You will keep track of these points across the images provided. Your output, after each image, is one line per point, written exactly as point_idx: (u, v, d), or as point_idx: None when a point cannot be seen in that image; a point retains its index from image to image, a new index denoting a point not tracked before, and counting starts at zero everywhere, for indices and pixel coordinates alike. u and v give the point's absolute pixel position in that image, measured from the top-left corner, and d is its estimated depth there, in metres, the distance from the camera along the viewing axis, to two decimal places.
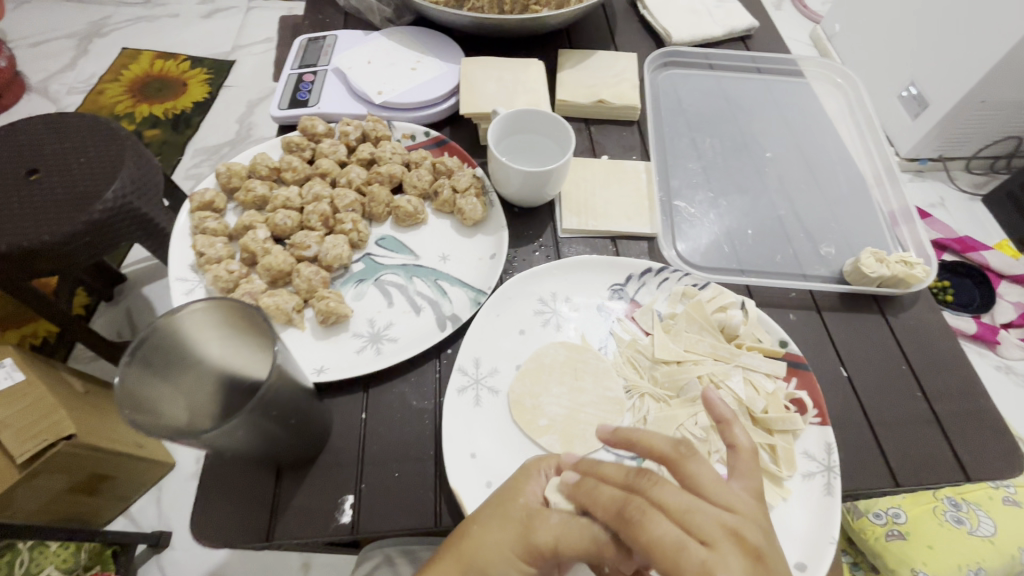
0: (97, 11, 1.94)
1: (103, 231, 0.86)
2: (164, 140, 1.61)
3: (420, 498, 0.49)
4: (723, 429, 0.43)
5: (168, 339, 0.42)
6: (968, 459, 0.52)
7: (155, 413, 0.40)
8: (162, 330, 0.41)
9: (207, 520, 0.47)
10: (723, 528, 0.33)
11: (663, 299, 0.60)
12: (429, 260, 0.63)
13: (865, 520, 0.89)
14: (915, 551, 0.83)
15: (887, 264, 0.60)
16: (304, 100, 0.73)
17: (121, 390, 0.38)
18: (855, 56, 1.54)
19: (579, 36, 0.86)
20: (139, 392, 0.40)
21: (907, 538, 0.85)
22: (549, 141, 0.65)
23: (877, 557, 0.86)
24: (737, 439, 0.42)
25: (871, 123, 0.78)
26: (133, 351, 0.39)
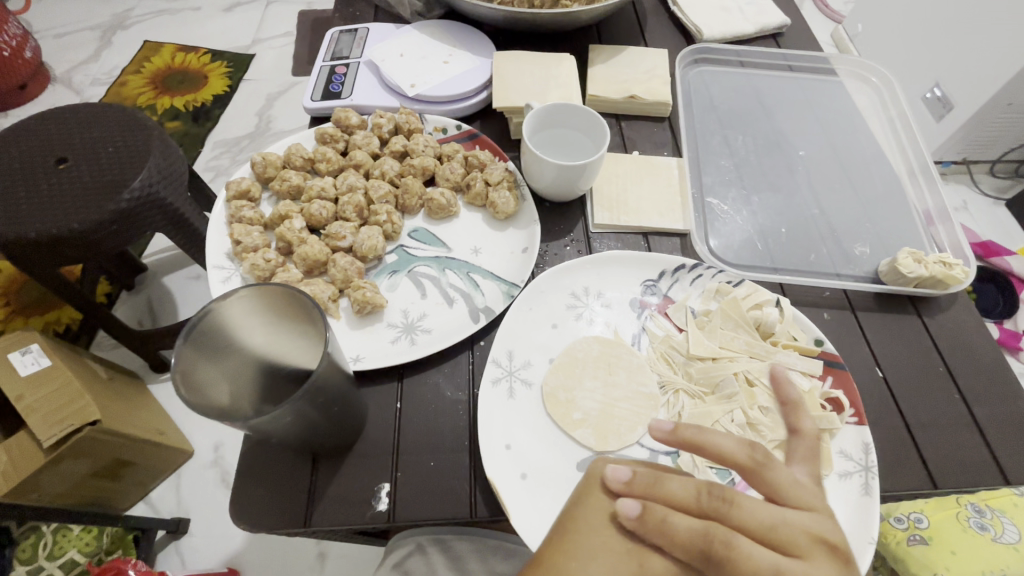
0: (120, 4, 1.97)
1: (130, 219, 0.87)
2: (185, 132, 1.63)
3: (454, 488, 0.49)
4: (790, 413, 0.44)
5: (217, 325, 0.42)
6: (1008, 464, 0.52)
7: (205, 397, 0.40)
8: (212, 315, 0.42)
9: (246, 505, 0.47)
10: (810, 537, 0.35)
11: (697, 295, 0.60)
12: (461, 253, 0.63)
13: (886, 525, 0.89)
14: (937, 557, 0.82)
15: (925, 264, 0.59)
16: (336, 92, 0.73)
17: (177, 372, 0.38)
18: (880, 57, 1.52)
19: (609, 31, 0.86)
20: (193, 375, 0.40)
21: (929, 543, 0.84)
22: (583, 135, 0.65)
23: (897, 561, 0.86)
24: (803, 425, 0.43)
25: (906, 123, 0.77)
26: (187, 335, 0.39)
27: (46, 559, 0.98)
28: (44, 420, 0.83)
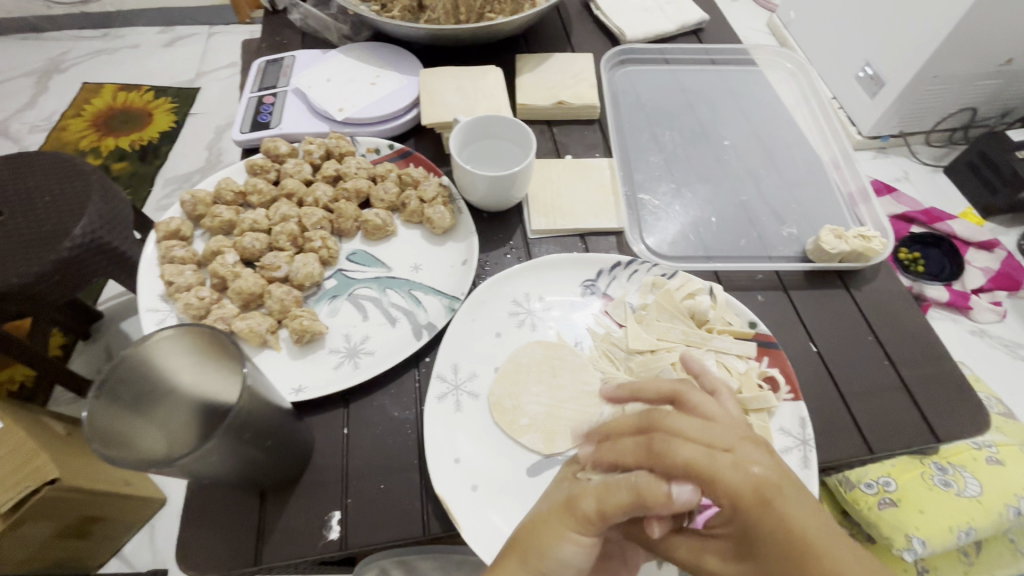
0: (56, 48, 1.92)
1: (76, 267, 0.89)
2: (134, 172, 1.59)
3: (407, 508, 0.49)
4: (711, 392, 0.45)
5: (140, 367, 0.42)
6: (936, 421, 0.54)
7: (127, 444, 0.39)
8: (132, 359, 0.41)
9: (194, 551, 0.46)
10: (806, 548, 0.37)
11: (635, 290, 0.61)
12: (401, 271, 0.63)
13: (858, 492, 0.90)
14: (909, 517, 0.84)
15: (846, 239, 0.62)
16: (265, 123, 0.73)
17: (90, 428, 0.38)
18: (813, 41, 1.58)
19: (536, 40, 0.87)
20: (112, 429, 0.39)
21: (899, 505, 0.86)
22: (511, 144, 0.66)
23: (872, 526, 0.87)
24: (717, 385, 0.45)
25: (822, 106, 0.80)
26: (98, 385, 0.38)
27: None
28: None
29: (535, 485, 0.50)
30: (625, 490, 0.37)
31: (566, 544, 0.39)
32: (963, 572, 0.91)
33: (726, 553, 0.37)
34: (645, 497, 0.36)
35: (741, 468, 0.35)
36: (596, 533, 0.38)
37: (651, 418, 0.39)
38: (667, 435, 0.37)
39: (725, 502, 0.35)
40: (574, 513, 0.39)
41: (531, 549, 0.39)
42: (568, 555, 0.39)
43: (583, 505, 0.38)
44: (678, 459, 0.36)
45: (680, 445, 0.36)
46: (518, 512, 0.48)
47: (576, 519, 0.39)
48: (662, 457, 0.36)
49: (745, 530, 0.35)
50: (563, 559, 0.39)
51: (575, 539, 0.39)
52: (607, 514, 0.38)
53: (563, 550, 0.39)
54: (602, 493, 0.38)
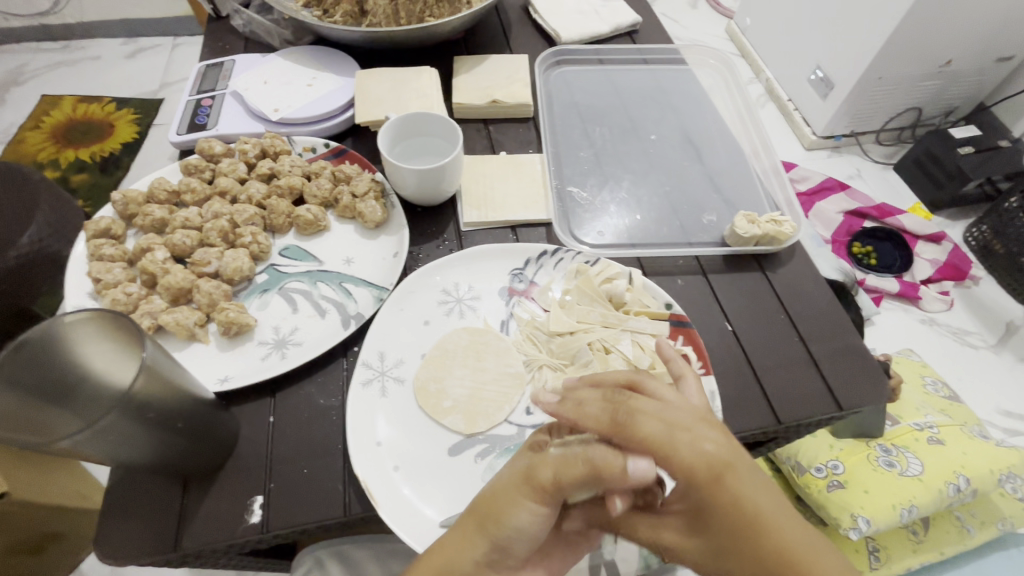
0: (15, 60, 1.90)
1: (24, 272, 0.98)
2: (93, 183, 1.57)
3: (329, 490, 0.50)
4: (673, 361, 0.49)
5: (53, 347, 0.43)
6: (841, 391, 0.57)
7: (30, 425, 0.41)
8: (42, 336, 0.43)
9: (113, 539, 0.47)
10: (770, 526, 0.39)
11: (560, 278, 0.64)
12: (333, 265, 0.64)
13: (808, 476, 0.93)
14: (853, 498, 0.88)
15: (759, 225, 0.66)
16: (202, 124, 0.74)
17: None
18: (770, 46, 1.65)
19: (476, 43, 0.90)
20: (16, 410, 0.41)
21: (846, 486, 0.89)
22: (442, 140, 0.69)
23: (821, 508, 0.90)
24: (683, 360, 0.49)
25: (746, 101, 0.84)
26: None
27: None
28: None
29: (456, 463, 0.51)
30: (582, 465, 0.39)
31: (521, 513, 0.41)
32: (911, 551, 0.92)
33: (680, 527, 0.40)
34: (605, 471, 0.38)
35: (695, 444, 0.38)
36: (553, 502, 0.41)
37: (617, 395, 0.42)
38: (633, 409, 0.40)
39: (680, 478, 0.38)
40: (532, 485, 0.41)
41: (488, 516, 0.42)
42: (523, 523, 0.41)
43: (541, 475, 0.40)
44: (638, 434, 0.38)
45: (643, 421, 0.39)
46: (437, 491, 0.50)
47: (533, 488, 0.41)
48: (624, 430, 0.39)
49: (699, 504, 0.38)
50: (517, 525, 0.41)
51: (532, 508, 0.41)
52: (563, 484, 0.40)
53: (517, 517, 0.41)
54: (560, 463, 0.40)
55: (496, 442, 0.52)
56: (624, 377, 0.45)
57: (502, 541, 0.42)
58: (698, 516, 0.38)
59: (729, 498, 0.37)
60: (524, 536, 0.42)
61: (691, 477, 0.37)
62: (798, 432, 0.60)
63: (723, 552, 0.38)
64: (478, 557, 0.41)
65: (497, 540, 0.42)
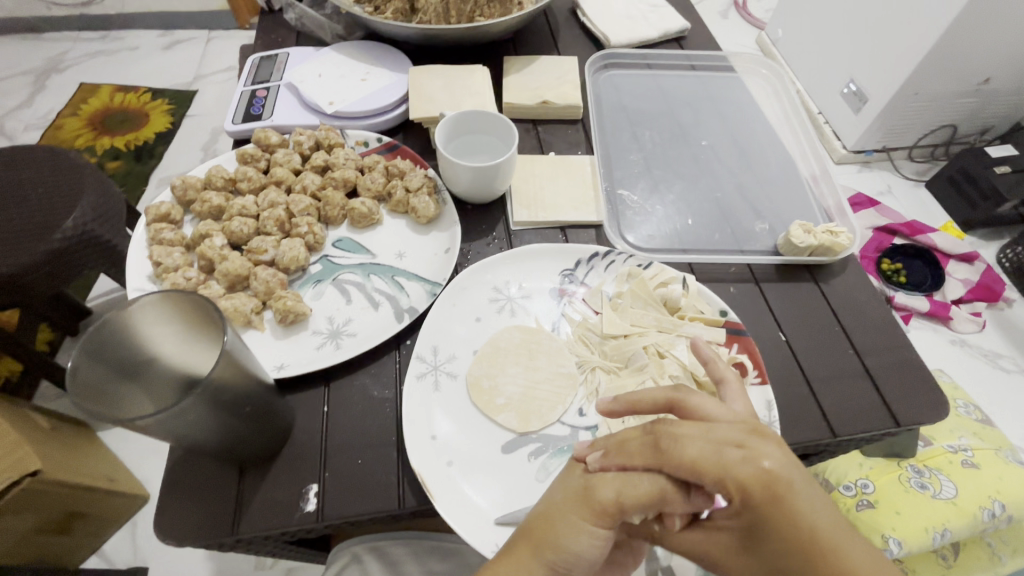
0: (55, 48, 1.93)
1: (64, 260, 0.88)
2: (128, 171, 1.59)
3: (384, 482, 0.50)
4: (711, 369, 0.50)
5: (115, 337, 0.43)
6: (898, 407, 0.56)
7: (109, 399, 0.42)
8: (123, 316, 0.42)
9: (172, 520, 0.47)
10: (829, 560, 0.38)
11: (611, 280, 0.63)
12: (386, 258, 0.65)
13: (837, 494, 0.93)
14: (883, 518, 0.86)
15: (815, 234, 0.65)
16: (258, 114, 0.75)
17: (74, 380, 0.39)
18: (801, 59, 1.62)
19: (524, 44, 0.90)
20: (95, 383, 0.41)
21: (876, 506, 0.88)
22: (495, 139, 0.69)
23: None
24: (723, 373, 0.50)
25: (797, 111, 0.83)
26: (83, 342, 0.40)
27: None
28: None
29: (510, 461, 0.51)
30: (649, 485, 0.38)
31: (582, 537, 0.39)
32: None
33: (733, 547, 0.38)
34: (672, 491, 0.38)
35: (750, 462, 0.36)
36: (611, 524, 0.39)
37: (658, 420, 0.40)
38: (676, 435, 0.38)
39: (735, 497, 0.36)
40: (596, 508, 0.39)
41: (543, 541, 0.40)
42: (583, 549, 0.39)
43: (601, 494, 0.39)
44: (684, 456, 0.37)
45: (687, 443, 0.37)
46: (491, 489, 0.49)
47: (591, 512, 0.39)
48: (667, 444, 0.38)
49: (754, 525, 0.36)
50: (574, 550, 0.39)
51: (591, 532, 0.39)
52: (627, 505, 0.38)
53: (577, 543, 0.39)
54: (623, 485, 0.38)
55: (549, 441, 0.52)
56: (664, 397, 0.45)
57: (559, 566, 0.39)
58: (753, 536, 0.37)
59: (785, 515, 0.35)
60: (581, 562, 0.40)
61: (747, 494, 0.36)
62: (849, 446, 0.59)
63: (784, 572, 0.36)
64: None
65: (553, 565, 0.39)
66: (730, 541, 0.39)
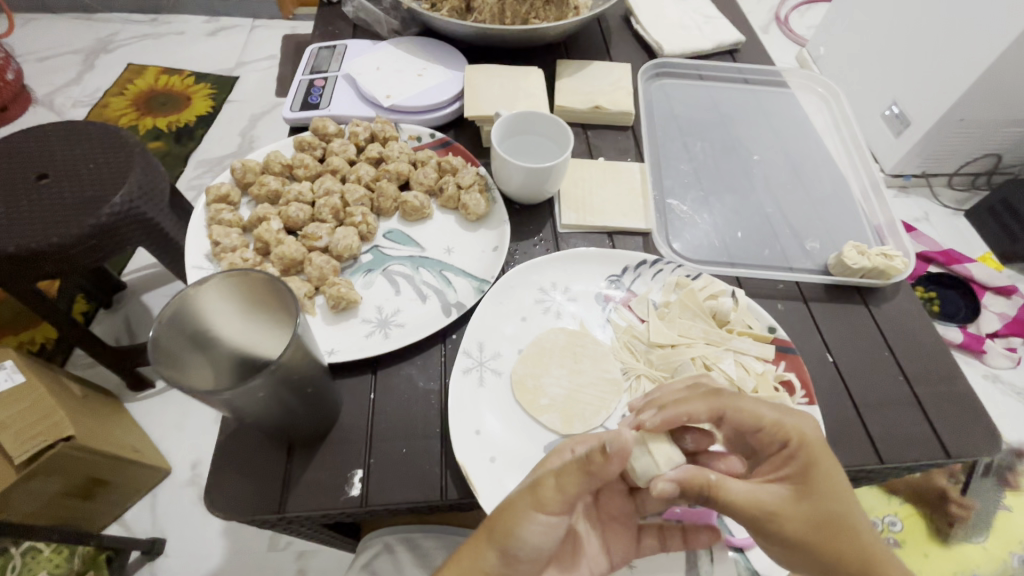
0: (104, 28, 1.97)
1: (109, 234, 0.85)
2: (167, 152, 1.62)
3: (426, 473, 0.50)
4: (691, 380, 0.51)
5: (183, 315, 0.43)
6: (947, 438, 0.55)
7: (183, 371, 0.43)
8: (197, 292, 0.44)
9: (222, 494, 0.48)
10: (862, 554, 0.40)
11: (658, 289, 0.63)
12: (434, 252, 0.66)
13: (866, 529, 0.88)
14: None
15: (868, 257, 0.64)
16: (316, 103, 0.77)
17: (155, 348, 0.41)
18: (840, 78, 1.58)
19: (576, 48, 0.90)
20: (172, 353, 0.42)
21: None
22: (550, 142, 0.69)
23: None
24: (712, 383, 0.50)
25: (852, 131, 0.82)
26: (166, 312, 0.41)
27: None
28: (18, 434, 0.81)
29: None
30: (574, 470, 0.40)
31: (531, 524, 0.41)
32: None
33: (785, 496, 0.41)
34: (592, 466, 0.40)
35: (799, 418, 0.44)
36: (560, 510, 0.41)
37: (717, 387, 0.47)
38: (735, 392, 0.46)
39: (792, 439, 0.42)
40: (535, 495, 0.41)
41: (496, 528, 0.41)
42: (529, 534, 0.41)
43: (546, 487, 0.41)
44: (745, 408, 0.45)
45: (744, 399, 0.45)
46: None
47: (536, 500, 0.41)
48: (733, 402, 0.45)
49: (805, 468, 0.41)
50: (525, 537, 0.41)
51: (540, 518, 0.41)
52: (566, 489, 0.41)
53: (526, 530, 0.41)
54: (561, 471, 0.41)
55: None
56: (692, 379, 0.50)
57: (510, 551, 0.41)
58: (803, 483, 0.41)
59: (830, 467, 0.41)
60: (530, 549, 0.41)
61: (805, 440, 0.42)
62: (893, 474, 0.58)
63: (832, 521, 0.39)
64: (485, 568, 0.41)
65: (504, 551, 0.41)
66: (782, 493, 0.41)
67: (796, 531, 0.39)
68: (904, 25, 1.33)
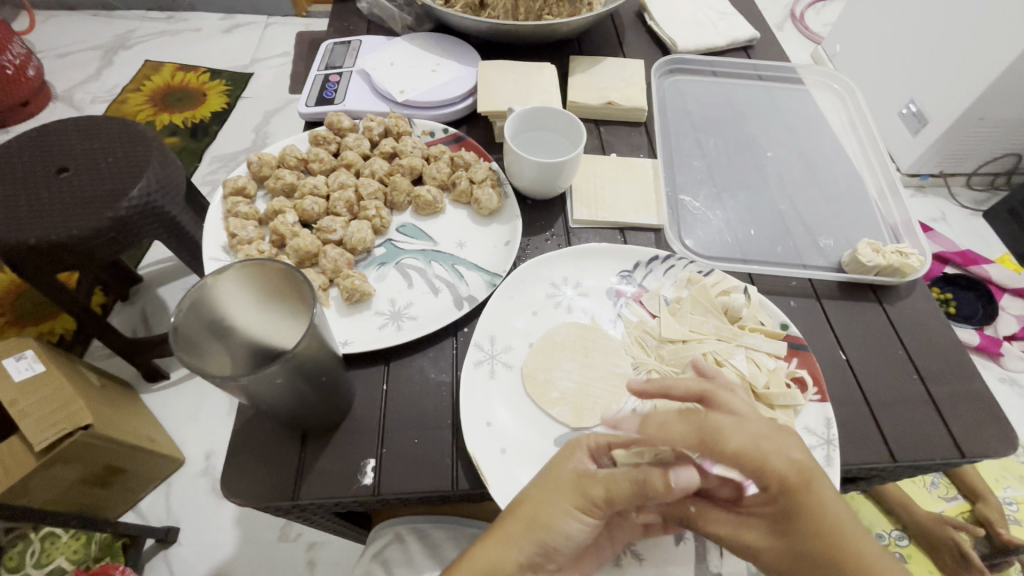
0: (123, 25, 2.00)
1: (128, 227, 0.87)
2: (183, 147, 1.65)
3: (437, 463, 0.51)
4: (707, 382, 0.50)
5: (202, 302, 0.44)
6: (962, 437, 0.55)
7: (201, 357, 0.43)
8: (217, 281, 0.45)
9: (237, 479, 0.49)
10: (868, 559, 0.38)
11: (669, 284, 0.63)
12: (447, 246, 0.66)
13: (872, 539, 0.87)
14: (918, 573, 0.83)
15: (883, 254, 0.64)
16: (331, 98, 0.78)
17: (176, 334, 0.41)
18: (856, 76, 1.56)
19: (589, 44, 0.90)
20: (191, 340, 0.43)
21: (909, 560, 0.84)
22: (562, 138, 0.70)
23: None
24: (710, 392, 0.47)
25: (869, 129, 0.81)
26: (187, 299, 0.42)
27: (34, 566, 0.95)
28: (37, 424, 0.83)
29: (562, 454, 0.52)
30: (628, 484, 0.40)
31: (569, 521, 0.42)
32: None
33: (763, 534, 0.42)
34: (650, 489, 0.40)
35: (783, 454, 0.39)
36: (603, 516, 0.42)
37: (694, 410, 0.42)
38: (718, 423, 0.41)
39: (773, 484, 0.39)
40: (585, 499, 0.42)
41: (536, 520, 0.42)
42: (573, 532, 0.42)
43: (592, 491, 0.42)
44: (726, 451, 0.40)
45: (729, 433, 0.40)
46: None
47: (582, 502, 0.42)
48: (711, 447, 0.40)
49: (788, 511, 0.39)
50: (566, 532, 0.42)
51: (580, 518, 0.42)
52: (614, 500, 0.41)
53: (565, 525, 0.42)
54: (609, 481, 0.41)
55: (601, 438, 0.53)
56: (696, 388, 0.47)
57: (549, 544, 0.42)
58: (785, 521, 0.40)
59: (817, 506, 0.39)
60: (571, 544, 0.43)
61: (788, 483, 0.39)
62: (905, 473, 0.57)
63: (802, 560, 0.39)
64: (521, 558, 0.42)
65: (544, 543, 0.42)
66: (761, 528, 0.41)
67: (773, 563, 0.41)
68: (923, 21, 1.31)
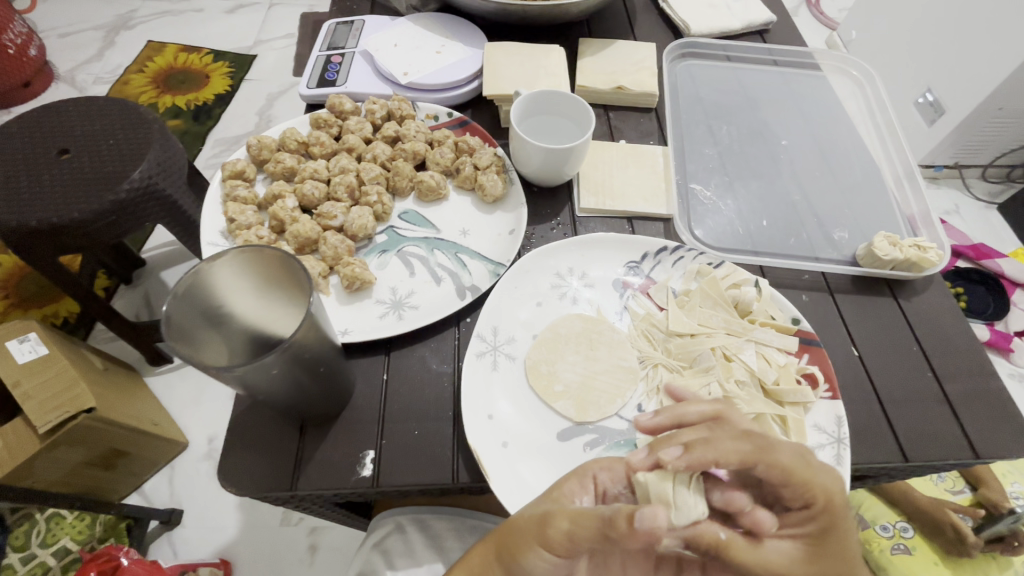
0: (125, 5, 1.97)
1: (129, 211, 0.85)
2: (186, 130, 1.63)
3: (437, 456, 0.50)
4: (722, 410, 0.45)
5: (197, 289, 0.43)
6: (977, 437, 0.53)
7: (195, 346, 0.42)
8: (211, 267, 0.44)
9: (234, 470, 0.48)
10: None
11: (678, 276, 0.61)
12: (450, 234, 0.65)
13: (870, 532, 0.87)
14: (920, 566, 0.82)
15: (900, 248, 0.62)
16: (332, 80, 0.76)
17: (170, 323, 0.40)
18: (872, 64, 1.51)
19: (599, 27, 0.87)
20: (186, 328, 0.42)
21: (913, 553, 0.83)
22: (571, 123, 0.68)
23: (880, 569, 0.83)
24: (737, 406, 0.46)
25: (889, 118, 0.78)
26: (180, 286, 0.41)
27: (39, 546, 0.95)
28: (40, 405, 0.83)
29: (565, 449, 0.50)
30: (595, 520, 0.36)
31: (534, 558, 0.39)
32: None
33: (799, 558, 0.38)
34: (612, 531, 0.35)
35: (829, 471, 0.39)
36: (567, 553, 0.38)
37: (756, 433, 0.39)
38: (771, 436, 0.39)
39: (818, 501, 0.38)
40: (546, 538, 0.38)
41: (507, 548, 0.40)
42: (534, 568, 0.39)
43: (557, 527, 0.37)
44: (780, 462, 0.38)
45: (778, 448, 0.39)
46: (544, 474, 0.49)
47: (544, 541, 0.38)
48: (766, 456, 0.38)
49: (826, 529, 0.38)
50: (530, 570, 0.39)
51: (542, 555, 0.38)
52: (578, 538, 0.37)
53: (530, 563, 0.39)
54: (575, 516, 0.37)
55: (605, 432, 0.51)
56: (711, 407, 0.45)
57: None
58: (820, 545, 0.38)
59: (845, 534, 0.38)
60: None
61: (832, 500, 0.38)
62: (917, 472, 0.56)
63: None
64: None
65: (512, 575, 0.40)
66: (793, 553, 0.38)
67: None
68: (944, 7, 1.27)
